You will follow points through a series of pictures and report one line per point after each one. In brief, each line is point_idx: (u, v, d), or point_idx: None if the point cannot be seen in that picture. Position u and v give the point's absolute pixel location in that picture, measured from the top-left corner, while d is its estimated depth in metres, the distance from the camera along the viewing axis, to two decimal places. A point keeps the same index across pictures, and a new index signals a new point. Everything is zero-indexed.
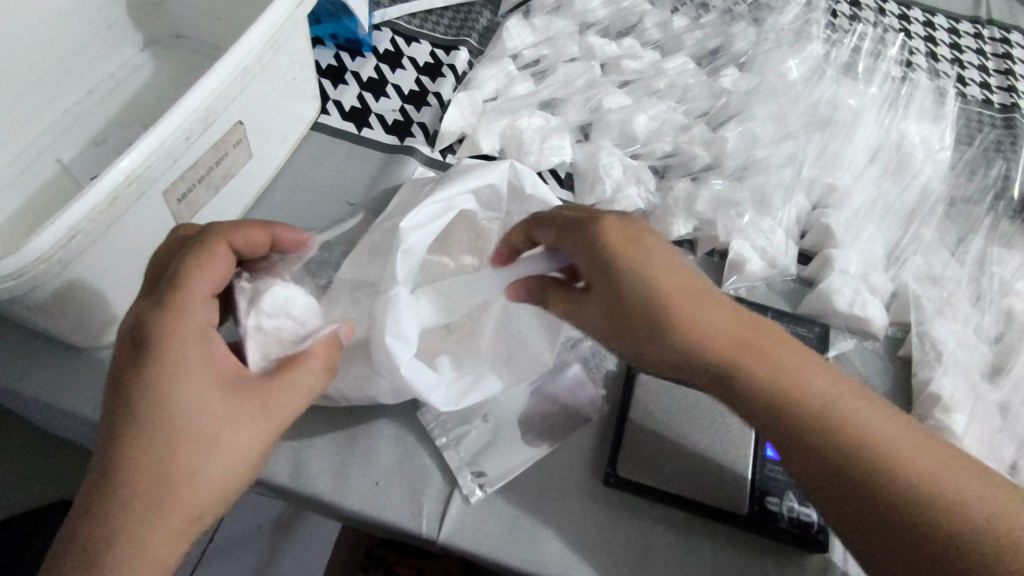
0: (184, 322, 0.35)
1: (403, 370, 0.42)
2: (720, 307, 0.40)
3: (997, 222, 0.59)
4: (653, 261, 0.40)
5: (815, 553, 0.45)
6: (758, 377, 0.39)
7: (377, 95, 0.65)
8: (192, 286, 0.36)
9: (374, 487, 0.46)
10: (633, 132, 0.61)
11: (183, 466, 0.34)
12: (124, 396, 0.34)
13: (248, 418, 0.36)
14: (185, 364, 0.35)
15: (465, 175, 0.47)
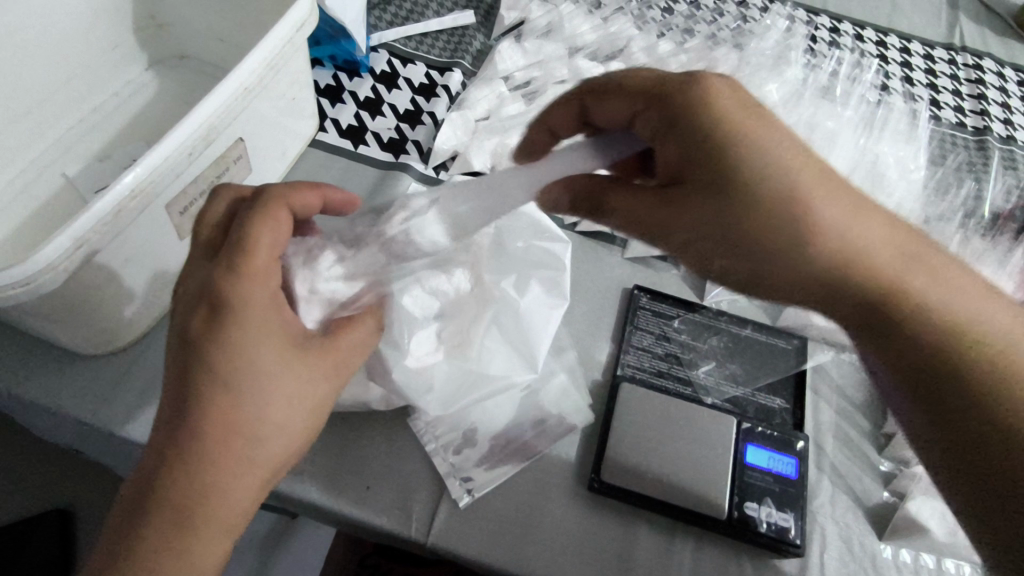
0: (261, 284, 0.37)
1: (393, 373, 0.47)
2: (826, 185, 0.38)
3: (969, 238, 0.61)
4: (757, 143, 0.38)
5: (791, 556, 0.47)
6: (854, 258, 0.38)
7: (373, 114, 0.68)
8: (262, 245, 0.37)
9: (365, 491, 0.47)
10: None
11: (268, 418, 0.36)
12: (204, 358, 0.35)
13: (319, 375, 0.40)
14: (264, 326, 0.37)
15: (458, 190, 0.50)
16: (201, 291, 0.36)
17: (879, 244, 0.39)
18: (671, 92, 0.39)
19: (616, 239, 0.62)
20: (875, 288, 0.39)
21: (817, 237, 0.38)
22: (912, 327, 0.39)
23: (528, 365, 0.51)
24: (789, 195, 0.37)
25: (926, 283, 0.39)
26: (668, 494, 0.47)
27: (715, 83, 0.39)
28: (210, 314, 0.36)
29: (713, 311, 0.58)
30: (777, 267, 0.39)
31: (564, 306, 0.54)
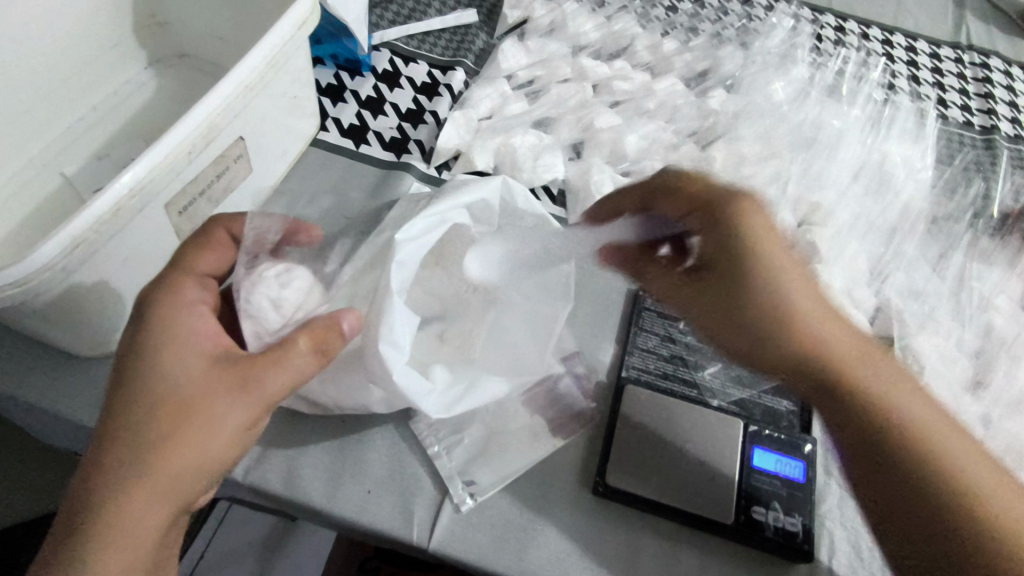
0: (180, 294, 0.40)
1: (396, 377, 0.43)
2: (818, 305, 0.46)
3: (977, 238, 0.60)
4: (778, 255, 0.48)
5: (799, 563, 0.46)
6: (832, 355, 0.43)
7: (375, 113, 0.67)
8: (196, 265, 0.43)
9: (366, 495, 0.46)
10: (623, 151, 0.63)
11: (141, 429, 0.35)
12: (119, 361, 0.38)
13: (228, 389, 0.38)
14: (154, 342, 0.38)
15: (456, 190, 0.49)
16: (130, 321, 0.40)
17: (870, 365, 0.43)
18: (704, 189, 0.51)
19: None
20: (866, 397, 0.41)
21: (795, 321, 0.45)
22: (906, 449, 0.39)
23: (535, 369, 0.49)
24: (780, 283, 0.46)
25: (921, 408, 0.41)
26: (672, 498, 0.46)
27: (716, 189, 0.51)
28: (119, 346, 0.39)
29: None
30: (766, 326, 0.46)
31: (569, 306, 0.53)
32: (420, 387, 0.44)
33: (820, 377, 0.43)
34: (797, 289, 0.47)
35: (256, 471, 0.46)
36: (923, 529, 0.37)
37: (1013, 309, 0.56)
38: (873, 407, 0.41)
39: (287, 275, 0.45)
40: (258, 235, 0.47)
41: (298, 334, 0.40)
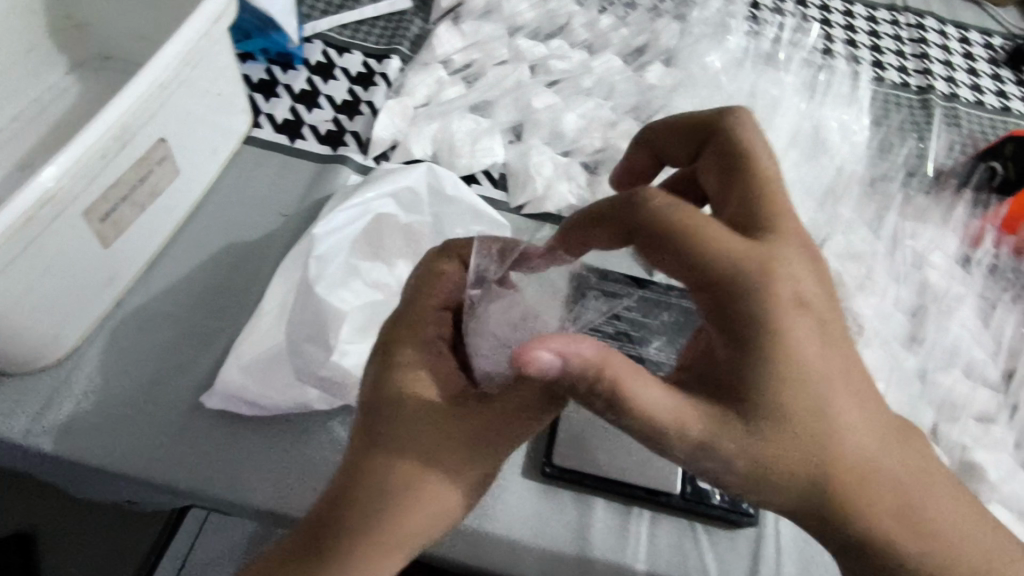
0: (418, 332, 0.41)
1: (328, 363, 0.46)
2: (835, 383, 0.34)
3: (912, 197, 0.61)
4: (793, 333, 0.32)
5: (745, 526, 0.47)
6: (834, 453, 0.34)
7: (309, 107, 0.66)
8: (423, 304, 0.42)
9: (313, 493, 0.46)
10: (561, 130, 0.63)
11: (412, 475, 0.37)
12: (366, 408, 0.39)
13: (455, 444, 0.38)
14: (400, 389, 0.39)
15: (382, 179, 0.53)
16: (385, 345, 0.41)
17: (888, 448, 0.35)
18: (714, 250, 0.32)
19: (565, 221, 0.60)
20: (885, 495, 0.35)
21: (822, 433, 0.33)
22: (887, 540, 0.35)
23: None
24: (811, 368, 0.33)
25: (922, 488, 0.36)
26: (619, 471, 0.47)
27: (722, 237, 0.32)
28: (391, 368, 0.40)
29: (663, 287, 0.57)
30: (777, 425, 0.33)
31: None
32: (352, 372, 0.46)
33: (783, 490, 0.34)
34: (768, 366, 0.32)
35: (200, 476, 0.46)
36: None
37: (948, 265, 0.57)
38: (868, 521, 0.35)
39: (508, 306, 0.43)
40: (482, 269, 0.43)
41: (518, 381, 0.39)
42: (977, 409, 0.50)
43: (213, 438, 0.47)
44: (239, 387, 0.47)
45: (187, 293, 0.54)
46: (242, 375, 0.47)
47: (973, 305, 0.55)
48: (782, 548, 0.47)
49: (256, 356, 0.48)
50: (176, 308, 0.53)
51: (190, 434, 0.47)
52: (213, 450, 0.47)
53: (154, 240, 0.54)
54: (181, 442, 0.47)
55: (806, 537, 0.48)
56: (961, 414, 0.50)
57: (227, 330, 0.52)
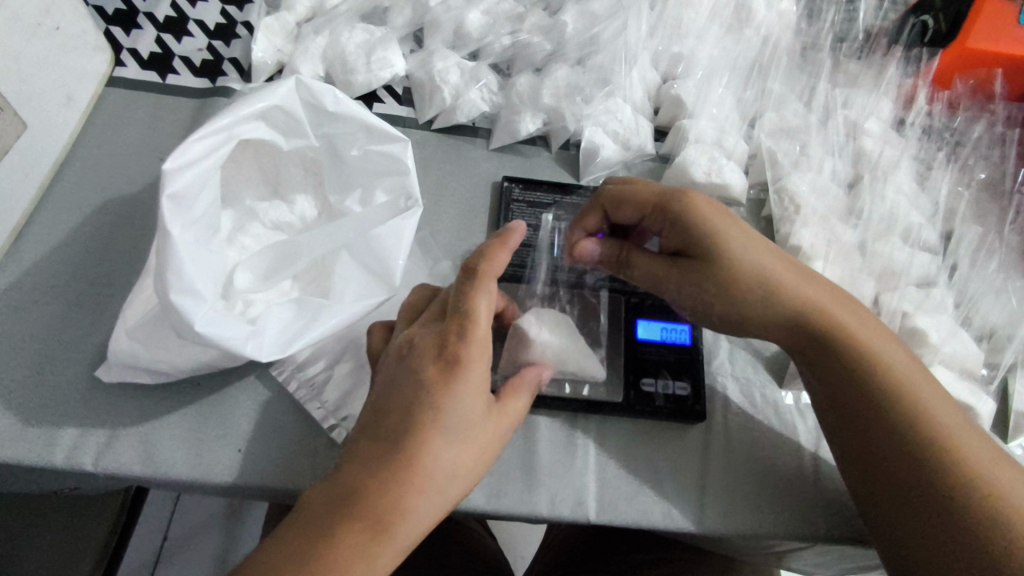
0: (481, 328, 0.35)
1: (200, 330, 0.32)
2: (772, 250, 0.41)
3: (844, 63, 0.57)
4: (722, 211, 0.42)
5: (694, 423, 0.46)
6: (817, 311, 0.40)
7: (178, 35, 0.58)
8: (484, 300, 0.36)
9: (236, 454, 0.42)
10: (464, 31, 0.57)
11: (462, 471, 0.33)
12: (418, 393, 0.33)
13: (494, 441, 0.36)
14: (467, 381, 0.34)
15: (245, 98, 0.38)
16: (432, 344, 0.35)
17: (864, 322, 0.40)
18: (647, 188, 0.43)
19: (479, 130, 0.56)
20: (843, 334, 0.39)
21: (781, 285, 0.40)
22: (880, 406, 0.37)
23: (383, 287, 0.42)
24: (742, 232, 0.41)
25: (878, 338, 0.40)
26: (559, 389, 0.46)
27: (652, 188, 0.43)
28: (443, 367, 0.34)
29: (590, 190, 0.53)
30: (735, 276, 0.40)
31: (420, 210, 0.44)
32: (238, 334, 0.34)
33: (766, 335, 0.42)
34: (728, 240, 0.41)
35: (108, 456, 0.41)
36: (877, 445, 0.37)
37: (883, 130, 0.54)
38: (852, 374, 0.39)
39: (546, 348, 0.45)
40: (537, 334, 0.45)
41: (519, 382, 0.39)
42: (916, 274, 0.49)
43: (119, 414, 0.43)
44: (133, 357, 0.40)
45: (63, 260, 0.47)
46: (131, 343, 0.40)
47: (910, 168, 0.53)
48: (732, 439, 0.46)
49: (141, 318, 0.40)
50: (52, 277, 0.47)
51: (91, 413, 0.43)
52: (120, 425, 0.42)
53: (13, 205, 0.47)
54: (82, 423, 0.42)
55: (756, 424, 0.47)
56: (902, 282, 0.49)
57: (116, 295, 0.47)
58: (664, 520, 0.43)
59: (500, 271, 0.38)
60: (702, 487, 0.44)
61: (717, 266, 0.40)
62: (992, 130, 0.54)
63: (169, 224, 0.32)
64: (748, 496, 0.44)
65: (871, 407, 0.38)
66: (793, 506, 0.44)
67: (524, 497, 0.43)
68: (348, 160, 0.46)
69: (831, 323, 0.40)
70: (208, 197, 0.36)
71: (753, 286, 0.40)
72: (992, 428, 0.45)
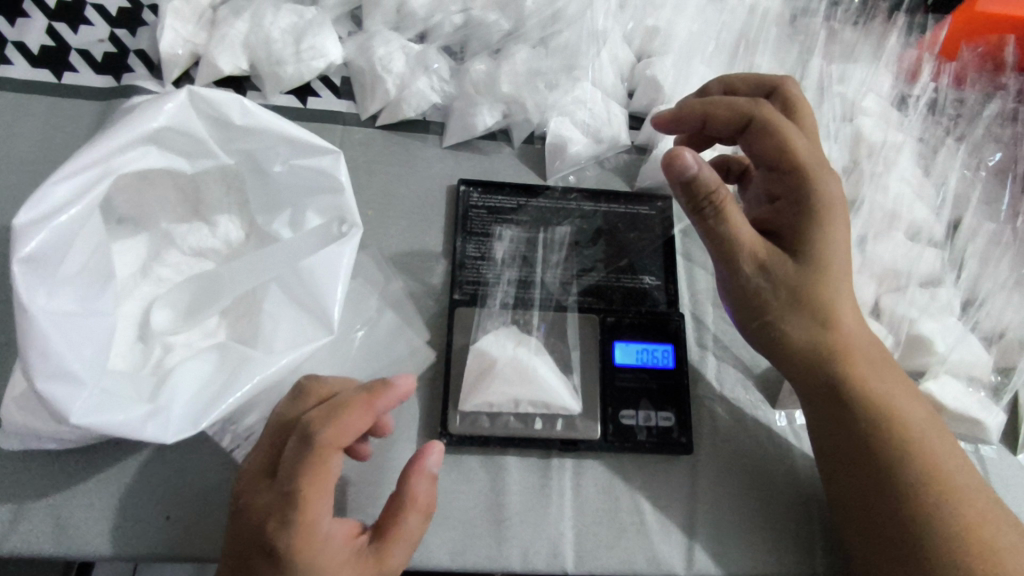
0: (322, 460, 0.30)
1: (80, 420, 0.27)
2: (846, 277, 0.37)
3: (838, 32, 0.51)
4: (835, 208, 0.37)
5: (681, 454, 0.41)
6: (855, 338, 0.37)
7: (74, 24, 0.49)
8: (346, 430, 0.31)
9: (164, 522, 0.37)
10: (407, 9, 0.49)
11: None
12: (259, 535, 0.30)
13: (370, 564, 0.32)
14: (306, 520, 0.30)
15: (127, 120, 0.32)
16: (257, 517, 0.31)
17: (889, 360, 0.38)
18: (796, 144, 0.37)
19: (431, 125, 0.49)
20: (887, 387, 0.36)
21: (837, 322, 0.36)
22: (899, 448, 0.35)
23: (320, 329, 0.36)
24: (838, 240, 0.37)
25: (918, 405, 0.37)
26: (528, 426, 0.40)
27: (802, 146, 0.37)
28: (266, 553, 0.30)
29: (559, 191, 0.47)
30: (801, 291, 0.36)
31: (360, 234, 0.38)
32: (133, 416, 0.29)
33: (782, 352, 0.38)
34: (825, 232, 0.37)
35: (13, 535, 0.36)
36: (876, 489, 0.35)
37: (883, 109, 0.48)
38: (874, 408, 0.36)
39: (515, 369, 0.40)
40: (502, 359, 0.40)
41: (401, 508, 0.33)
42: (921, 273, 0.45)
43: (24, 485, 0.37)
44: (25, 428, 0.34)
45: None
46: (21, 414, 0.34)
47: (912, 153, 0.47)
48: (722, 469, 0.42)
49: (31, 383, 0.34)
50: None
51: None
52: (27, 498, 0.37)
53: None
54: None
55: (748, 450, 0.42)
56: (906, 283, 0.44)
57: None
58: (648, 566, 0.39)
59: (346, 436, 0.31)
60: (689, 525, 0.40)
61: (793, 279, 0.36)
62: (1004, 107, 0.48)
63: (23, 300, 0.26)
64: (741, 532, 0.40)
65: (898, 467, 0.34)
66: (790, 541, 0.40)
67: (493, 550, 0.38)
68: (274, 176, 0.39)
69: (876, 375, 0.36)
70: (89, 245, 0.30)
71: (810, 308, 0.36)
72: (1000, 442, 0.41)
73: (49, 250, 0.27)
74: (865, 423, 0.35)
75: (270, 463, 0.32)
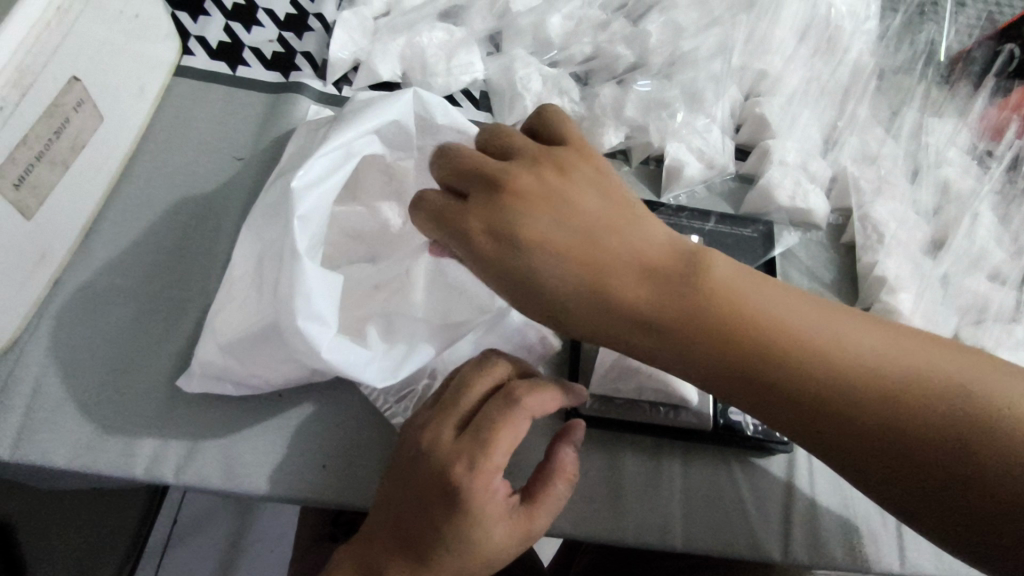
0: (510, 421, 0.36)
1: (326, 356, 0.34)
2: (698, 284, 0.32)
3: (928, 90, 0.56)
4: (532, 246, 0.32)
5: (778, 452, 0.45)
6: (755, 381, 0.31)
7: (247, 24, 0.55)
8: (534, 402, 0.37)
9: (321, 470, 0.42)
10: (547, 36, 0.55)
11: (491, 548, 0.35)
12: (439, 477, 0.35)
13: (524, 519, 0.36)
14: (489, 467, 0.35)
15: (363, 114, 0.39)
16: (439, 462, 0.35)
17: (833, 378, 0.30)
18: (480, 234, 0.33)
19: None
20: (786, 353, 0.31)
21: (735, 354, 0.31)
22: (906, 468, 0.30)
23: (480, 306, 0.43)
24: (561, 284, 0.32)
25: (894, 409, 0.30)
26: (648, 412, 0.45)
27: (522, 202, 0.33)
28: (447, 491, 0.34)
29: (672, 208, 0.51)
30: (604, 325, 0.32)
31: None
32: (359, 358, 0.36)
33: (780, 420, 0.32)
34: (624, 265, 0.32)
35: (190, 468, 0.40)
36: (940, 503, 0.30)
37: (965, 162, 0.54)
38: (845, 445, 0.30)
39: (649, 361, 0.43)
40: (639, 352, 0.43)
41: (551, 476, 0.38)
42: (1001, 311, 0.49)
43: (202, 425, 0.42)
44: (230, 371, 0.40)
45: (137, 260, 0.46)
46: (231, 358, 0.39)
47: (993, 204, 0.52)
48: (815, 471, 0.46)
49: (235, 332, 0.39)
50: (126, 277, 0.45)
51: (172, 423, 0.41)
52: (204, 436, 0.41)
53: (85, 202, 0.45)
54: (163, 433, 0.41)
55: None
56: (985, 317, 0.49)
57: (192, 300, 0.45)
58: (749, 551, 0.43)
59: (538, 410, 0.37)
60: (786, 518, 0.44)
61: (667, 327, 0.32)
62: None
63: (297, 243, 0.33)
64: (832, 528, 0.44)
65: (981, 482, 0.29)
66: (874, 538, 0.44)
67: (613, 520, 0.43)
68: None
69: (827, 400, 0.30)
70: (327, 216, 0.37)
71: (631, 317, 0.32)
72: None
73: (313, 212, 0.35)
74: (888, 460, 0.30)
75: (452, 416, 0.37)
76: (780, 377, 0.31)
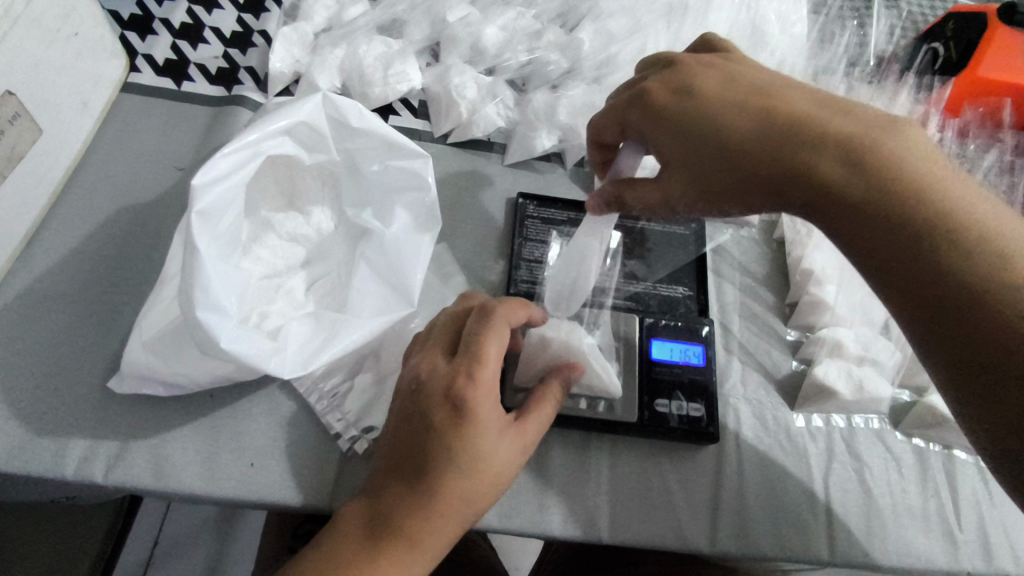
0: (495, 331, 0.37)
1: (225, 346, 0.35)
2: (776, 147, 0.35)
3: (854, 87, 0.58)
4: (720, 103, 0.37)
5: (707, 443, 0.46)
6: (849, 208, 0.33)
7: (194, 42, 0.57)
8: (510, 308, 0.39)
9: (249, 468, 0.42)
10: (481, 45, 0.57)
11: (501, 452, 0.36)
12: (443, 385, 0.35)
13: (524, 428, 0.38)
14: (492, 370, 0.36)
15: (270, 117, 0.41)
16: (440, 384, 0.35)
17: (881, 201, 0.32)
18: (663, 101, 0.38)
19: (494, 145, 0.56)
20: (903, 199, 0.32)
21: (830, 191, 0.33)
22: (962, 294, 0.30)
23: (401, 301, 0.43)
24: (747, 152, 0.35)
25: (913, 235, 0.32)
26: (575, 407, 0.45)
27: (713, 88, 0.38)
28: (451, 402, 0.35)
29: None
30: (772, 184, 0.35)
31: (438, 228, 0.45)
32: (262, 350, 0.37)
33: (873, 258, 0.33)
34: (735, 135, 0.36)
35: (118, 468, 0.41)
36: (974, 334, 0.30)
37: None
38: (916, 270, 0.31)
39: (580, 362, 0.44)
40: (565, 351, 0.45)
41: (540, 396, 0.40)
42: None
43: (133, 425, 0.42)
44: (156, 370, 0.41)
45: (75, 268, 0.47)
46: (156, 357, 0.41)
47: None
48: (745, 461, 0.46)
49: (159, 331, 0.41)
50: (64, 285, 0.46)
51: (102, 424, 0.42)
52: (133, 436, 0.42)
53: (26, 211, 0.46)
54: (92, 434, 0.42)
55: (768, 447, 0.47)
56: None
57: (128, 306, 0.46)
58: (676, 542, 0.43)
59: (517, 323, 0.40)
60: (714, 508, 0.44)
61: (799, 187, 0.34)
62: (1002, 158, 0.54)
63: (196, 240, 0.36)
64: (761, 520, 0.44)
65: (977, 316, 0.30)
66: (803, 528, 0.44)
67: (538, 515, 0.43)
68: (368, 176, 0.47)
69: (883, 224, 0.32)
70: (233, 213, 0.40)
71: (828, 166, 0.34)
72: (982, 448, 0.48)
73: (213, 208, 0.37)
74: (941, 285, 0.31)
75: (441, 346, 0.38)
76: (888, 173, 0.33)
